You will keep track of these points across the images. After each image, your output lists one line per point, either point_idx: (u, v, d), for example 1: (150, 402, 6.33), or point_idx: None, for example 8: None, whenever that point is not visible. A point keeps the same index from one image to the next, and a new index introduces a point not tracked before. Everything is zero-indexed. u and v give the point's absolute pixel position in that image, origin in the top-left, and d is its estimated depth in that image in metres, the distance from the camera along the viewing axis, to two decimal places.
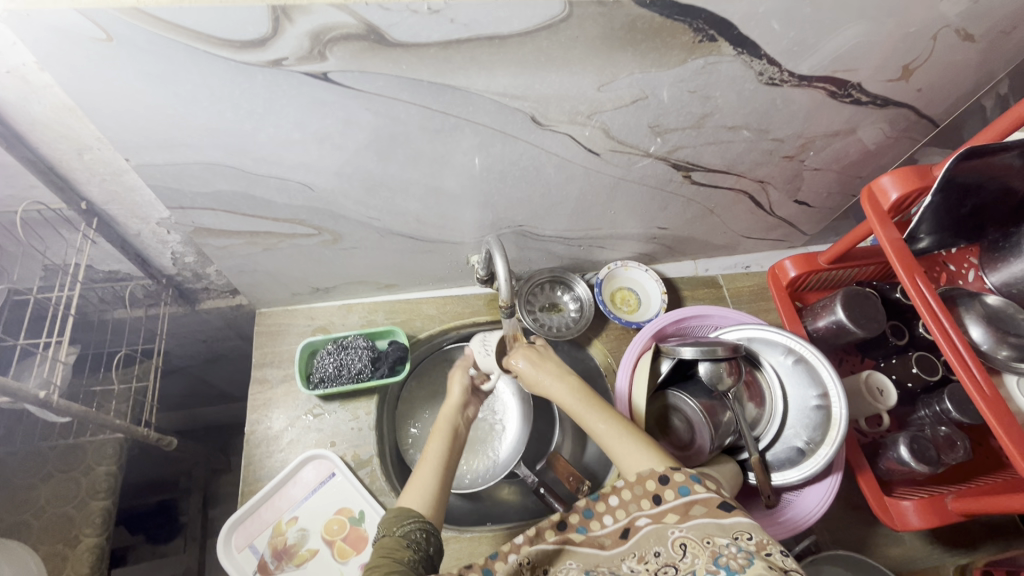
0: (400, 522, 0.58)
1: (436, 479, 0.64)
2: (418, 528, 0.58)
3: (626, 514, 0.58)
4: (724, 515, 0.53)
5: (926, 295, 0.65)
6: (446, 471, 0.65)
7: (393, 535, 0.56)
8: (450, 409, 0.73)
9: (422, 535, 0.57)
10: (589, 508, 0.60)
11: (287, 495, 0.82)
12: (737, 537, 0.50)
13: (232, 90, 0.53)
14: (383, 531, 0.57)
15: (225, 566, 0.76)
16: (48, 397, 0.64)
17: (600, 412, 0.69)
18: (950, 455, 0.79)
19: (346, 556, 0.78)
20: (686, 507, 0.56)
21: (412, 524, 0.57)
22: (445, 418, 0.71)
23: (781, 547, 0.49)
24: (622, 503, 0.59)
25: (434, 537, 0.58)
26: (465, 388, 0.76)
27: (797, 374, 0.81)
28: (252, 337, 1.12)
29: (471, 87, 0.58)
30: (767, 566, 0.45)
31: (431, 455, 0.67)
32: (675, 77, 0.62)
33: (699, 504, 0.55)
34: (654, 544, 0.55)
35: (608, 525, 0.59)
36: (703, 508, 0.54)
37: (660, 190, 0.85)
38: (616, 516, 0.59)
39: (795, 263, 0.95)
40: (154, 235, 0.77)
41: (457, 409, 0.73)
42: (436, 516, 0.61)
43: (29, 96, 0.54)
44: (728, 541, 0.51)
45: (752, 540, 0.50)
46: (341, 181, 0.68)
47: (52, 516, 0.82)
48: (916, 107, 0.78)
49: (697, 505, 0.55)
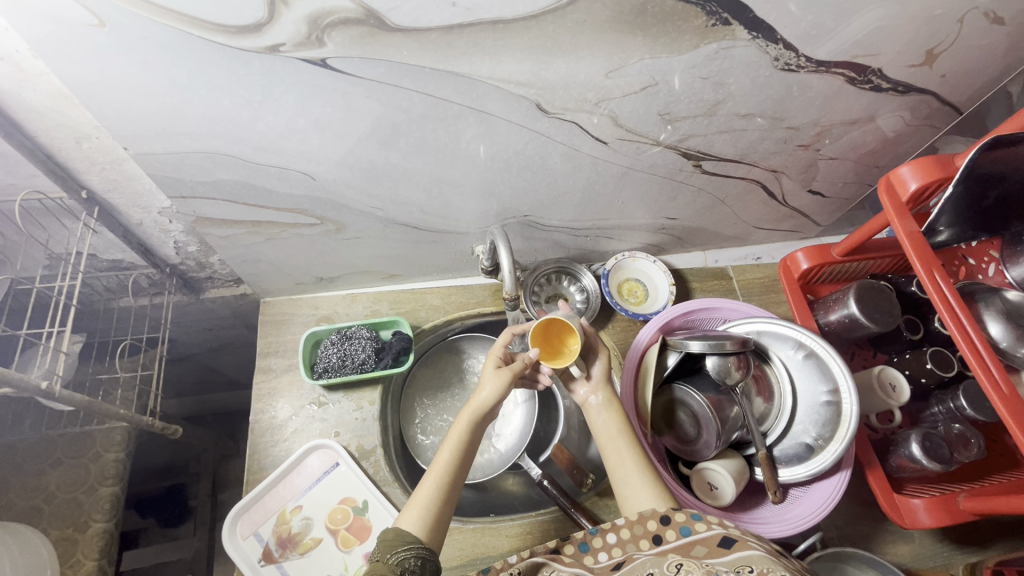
0: (395, 549, 0.56)
1: (438, 496, 0.61)
2: (412, 555, 0.55)
3: (622, 550, 0.58)
4: (725, 551, 0.53)
5: (943, 289, 0.63)
6: (451, 489, 0.62)
7: (385, 562, 0.54)
8: (469, 415, 0.67)
9: (416, 563, 0.55)
10: (586, 542, 0.61)
11: (291, 484, 0.82)
12: (738, 568, 0.50)
13: (229, 78, 0.52)
14: (377, 554, 0.56)
15: (231, 552, 0.76)
16: (51, 387, 0.64)
17: (624, 440, 0.71)
18: (964, 453, 0.77)
19: (350, 545, 0.79)
20: (687, 547, 0.55)
21: (406, 551, 0.55)
22: (462, 426, 0.66)
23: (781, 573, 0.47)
24: (619, 542, 0.59)
25: (430, 562, 0.56)
26: (496, 392, 0.68)
27: (807, 369, 0.80)
28: (258, 326, 1.12)
29: (475, 74, 0.56)
30: None
31: (440, 466, 0.63)
32: (687, 63, 0.60)
33: (700, 544, 0.55)
34: (647, 569, 0.54)
35: (602, 560, 0.59)
36: (704, 547, 0.55)
37: (670, 179, 0.82)
38: (611, 553, 0.59)
39: (807, 255, 0.92)
40: (157, 224, 0.77)
41: (477, 416, 0.67)
42: (433, 540, 0.59)
43: (25, 84, 0.53)
44: (728, 570, 0.50)
45: (752, 571, 0.49)
46: (343, 171, 0.67)
47: (61, 502, 0.83)
48: (939, 94, 0.74)
49: (698, 545, 0.55)
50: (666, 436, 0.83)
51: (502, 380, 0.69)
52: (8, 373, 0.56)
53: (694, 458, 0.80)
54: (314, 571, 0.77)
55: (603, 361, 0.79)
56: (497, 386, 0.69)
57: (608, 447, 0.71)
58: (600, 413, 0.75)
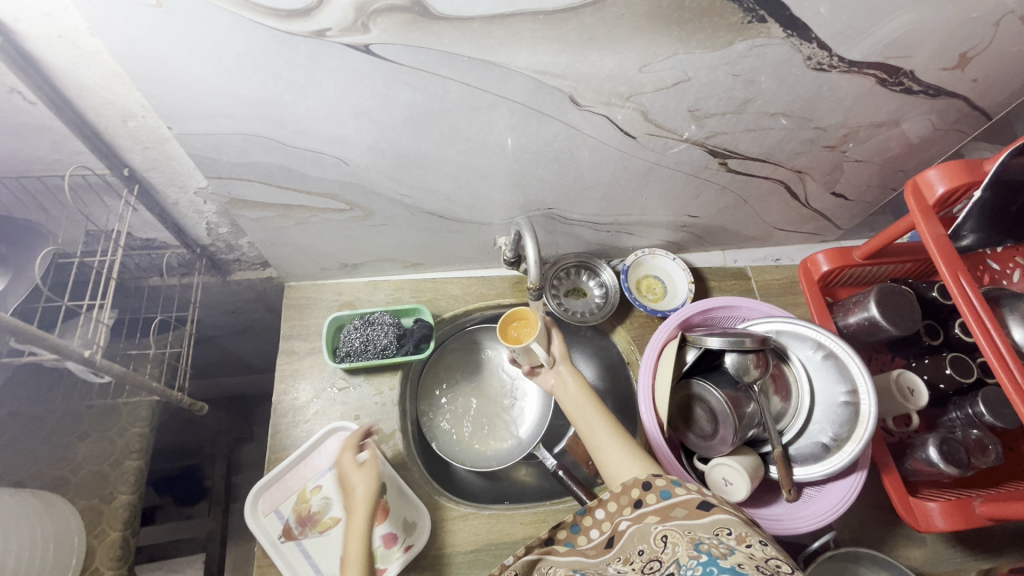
0: None
1: None
2: None
3: (610, 524, 0.61)
4: (704, 514, 0.54)
5: (969, 293, 0.64)
6: None
7: None
8: (362, 511, 0.64)
9: None
10: (576, 523, 0.64)
11: (311, 464, 0.84)
12: (717, 533, 0.51)
13: (275, 61, 0.53)
14: None
15: (253, 528, 0.78)
16: (92, 355, 0.66)
17: (592, 410, 0.74)
18: (981, 458, 0.78)
19: None
20: (668, 510, 0.56)
21: None
22: (359, 526, 0.63)
23: (761, 538, 0.49)
24: (607, 516, 0.62)
25: None
26: (369, 483, 0.68)
27: (826, 369, 0.80)
28: (279, 310, 1.14)
29: (512, 64, 0.57)
30: (746, 559, 0.46)
31: None
32: (720, 59, 0.60)
33: (680, 507, 0.56)
34: (637, 543, 0.56)
35: (594, 538, 0.62)
36: (683, 509, 0.55)
37: (694, 177, 0.83)
38: (601, 528, 0.62)
39: (828, 257, 0.93)
40: (191, 204, 0.78)
41: (369, 510, 0.65)
42: None
43: (80, 62, 0.54)
44: (710, 536, 0.51)
45: (732, 535, 0.50)
46: (375, 157, 0.69)
47: (89, 473, 0.85)
48: (969, 98, 0.74)
49: (678, 508, 0.56)
50: (682, 432, 0.84)
51: (372, 470, 0.69)
52: (53, 338, 0.59)
53: (708, 453, 0.80)
54: (332, 550, 0.79)
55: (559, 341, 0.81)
56: (371, 475, 0.68)
57: (577, 420, 0.74)
58: (567, 390, 0.77)
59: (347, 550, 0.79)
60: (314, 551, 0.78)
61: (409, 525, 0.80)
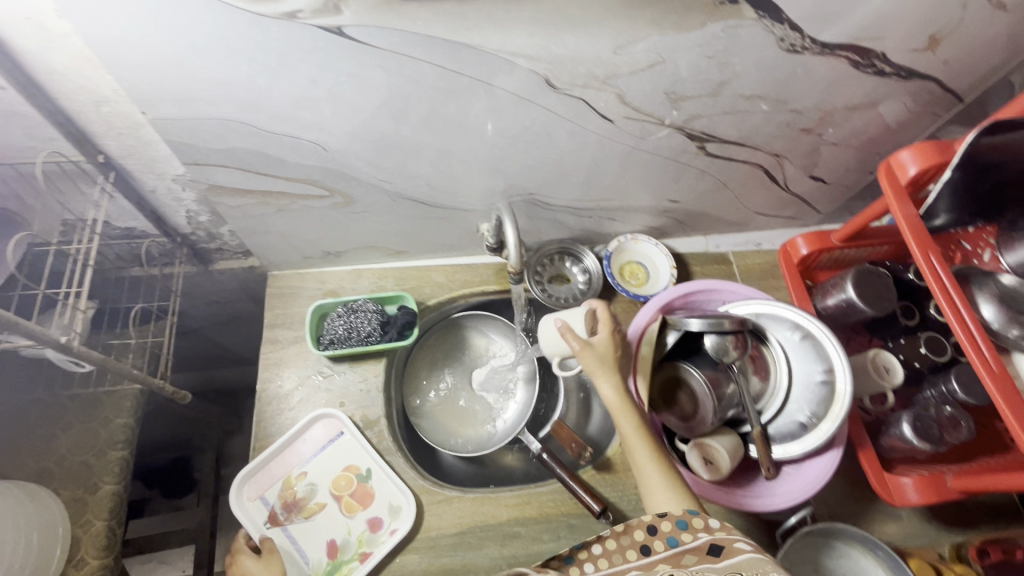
0: None
1: None
2: None
3: (608, 561, 0.65)
4: (717, 559, 0.58)
5: (938, 271, 0.65)
6: None
7: None
8: None
9: None
10: (571, 556, 0.68)
11: (297, 451, 0.85)
12: None
13: (248, 43, 0.53)
14: None
15: (238, 515, 0.79)
16: (69, 342, 0.66)
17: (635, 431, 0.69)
18: (953, 434, 0.80)
19: (353, 510, 0.81)
20: (676, 555, 0.60)
21: None
22: None
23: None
24: (606, 552, 0.66)
25: None
26: None
27: (803, 349, 0.81)
28: (264, 301, 1.14)
29: (486, 46, 0.57)
30: None
31: None
32: (693, 41, 0.61)
33: (689, 554, 0.60)
34: None
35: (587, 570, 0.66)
36: (693, 555, 0.60)
37: (673, 161, 0.84)
38: (598, 563, 0.66)
39: (807, 241, 0.94)
40: (170, 192, 0.78)
41: None
42: None
43: (48, 45, 0.54)
44: None
45: None
46: (354, 142, 0.69)
47: (73, 463, 0.85)
48: (941, 80, 0.75)
49: (689, 555, 0.60)
50: (664, 413, 0.85)
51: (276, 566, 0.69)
52: (28, 324, 0.58)
53: (689, 433, 0.83)
54: (318, 535, 0.79)
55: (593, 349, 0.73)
56: None
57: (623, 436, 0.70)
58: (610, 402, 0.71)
59: (333, 535, 0.80)
60: (299, 536, 0.79)
61: (395, 509, 0.82)
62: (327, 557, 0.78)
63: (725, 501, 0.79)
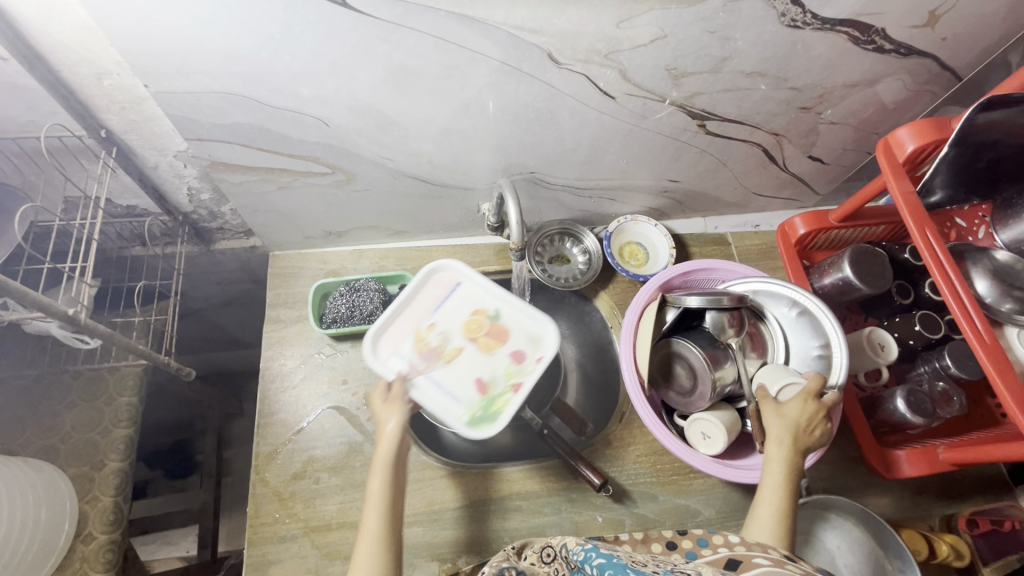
0: None
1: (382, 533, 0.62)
2: None
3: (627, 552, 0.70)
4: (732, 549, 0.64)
5: (933, 246, 0.66)
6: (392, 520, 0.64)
7: None
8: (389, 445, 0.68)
9: None
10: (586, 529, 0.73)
11: (418, 305, 0.79)
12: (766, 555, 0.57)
13: (251, 14, 0.53)
14: None
15: (379, 370, 0.75)
16: (74, 315, 0.66)
17: (779, 484, 0.68)
18: (946, 409, 0.81)
19: (492, 348, 0.77)
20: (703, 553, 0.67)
21: None
22: (384, 470, 0.66)
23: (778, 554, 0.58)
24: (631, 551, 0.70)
25: None
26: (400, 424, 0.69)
27: (800, 326, 0.83)
28: (265, 281, 1.14)
29: (489, 19, 0.57)
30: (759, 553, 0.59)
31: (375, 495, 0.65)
32: (696, 15, 0.61)
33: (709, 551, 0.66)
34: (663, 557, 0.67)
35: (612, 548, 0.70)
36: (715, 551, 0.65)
37: (674, 139, 0.84)
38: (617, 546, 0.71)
39: (805, 221, 0.96)
40: (171, 168, 0.78)
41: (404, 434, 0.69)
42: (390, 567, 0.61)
43: (52, 15, 0.54)
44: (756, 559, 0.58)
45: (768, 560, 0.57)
46: (355, 118, 0.69)
47: (79, 440, 0.86)
48: (939, 57, 0.76)
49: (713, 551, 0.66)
50: (664, 389, 0.87)
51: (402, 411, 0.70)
52: (35, 294, 0.59)
53: (688, 408, 0.84)
54: (463, 376, 0.75)
55: (798, 406, 0.71)
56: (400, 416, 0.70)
57: (767, 478, 0.69)
58: (775, 447, 0.70)
59: (479, 374, 0.76)
60: (444, 380, 0.75)
61: (537, 339, 0.77)
62: (480, 394, 0.74)
63: (721, 475, 0.77)
